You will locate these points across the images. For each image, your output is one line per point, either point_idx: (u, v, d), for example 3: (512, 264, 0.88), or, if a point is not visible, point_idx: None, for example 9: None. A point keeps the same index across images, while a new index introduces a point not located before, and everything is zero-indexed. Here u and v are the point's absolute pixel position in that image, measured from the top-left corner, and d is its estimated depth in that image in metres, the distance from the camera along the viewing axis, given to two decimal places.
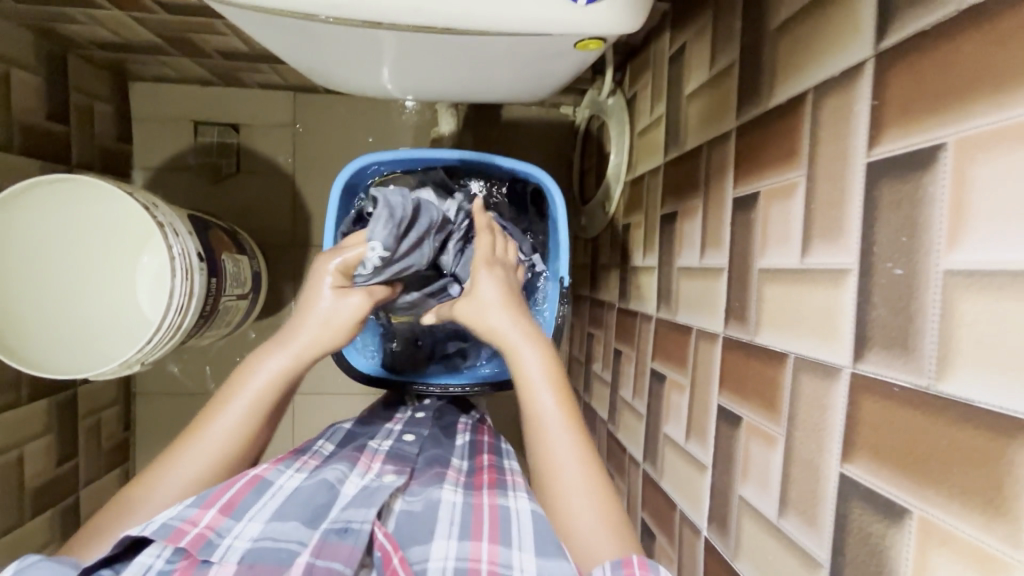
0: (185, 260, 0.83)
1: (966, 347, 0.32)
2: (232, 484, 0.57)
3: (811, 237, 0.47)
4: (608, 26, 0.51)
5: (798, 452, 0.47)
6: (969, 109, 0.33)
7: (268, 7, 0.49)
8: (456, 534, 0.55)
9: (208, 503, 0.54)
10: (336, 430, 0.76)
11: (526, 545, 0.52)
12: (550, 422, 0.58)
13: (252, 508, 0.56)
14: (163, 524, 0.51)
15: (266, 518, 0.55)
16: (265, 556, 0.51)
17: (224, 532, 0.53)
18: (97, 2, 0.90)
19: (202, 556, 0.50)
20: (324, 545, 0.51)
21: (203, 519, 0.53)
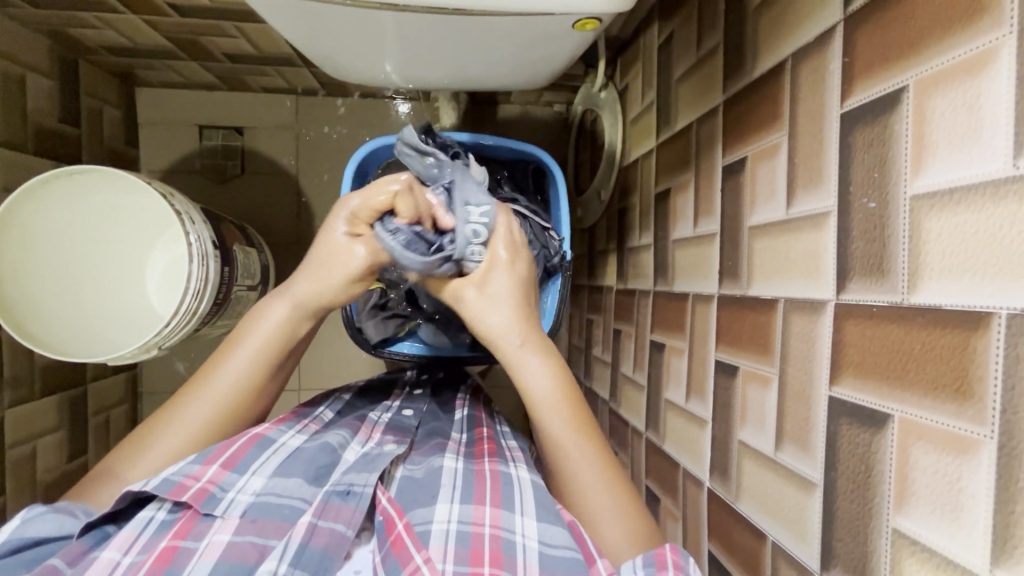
0: (201, 246, 0.86)
1: (933, 259, 0.37)
2: (233, 442, 0.60)
3: (795, 188, 0.52)
4: (604, 6, 0.55)
5: (792, 387, 0.51)
6: (925, 54, 0.38)
7: None
8: (457, 498, 0.58)
9: (210, 459, 0.57)
10: (336, 399, 0.79)
11: (528, 510, 0.56)
12: (565, 435, 0.60)
13: (255, 463, 0.59)
14: (165, 479, 0.54)
15: (269, 473, 0.58)
16: (269, 509, 0.55)
17: (226, 487, 0.56)
18: (112, 7, 0.95)
19: (204, 509, 0.54)
20: (327, 506, 0.55)
21: (206, 474, 0.56)
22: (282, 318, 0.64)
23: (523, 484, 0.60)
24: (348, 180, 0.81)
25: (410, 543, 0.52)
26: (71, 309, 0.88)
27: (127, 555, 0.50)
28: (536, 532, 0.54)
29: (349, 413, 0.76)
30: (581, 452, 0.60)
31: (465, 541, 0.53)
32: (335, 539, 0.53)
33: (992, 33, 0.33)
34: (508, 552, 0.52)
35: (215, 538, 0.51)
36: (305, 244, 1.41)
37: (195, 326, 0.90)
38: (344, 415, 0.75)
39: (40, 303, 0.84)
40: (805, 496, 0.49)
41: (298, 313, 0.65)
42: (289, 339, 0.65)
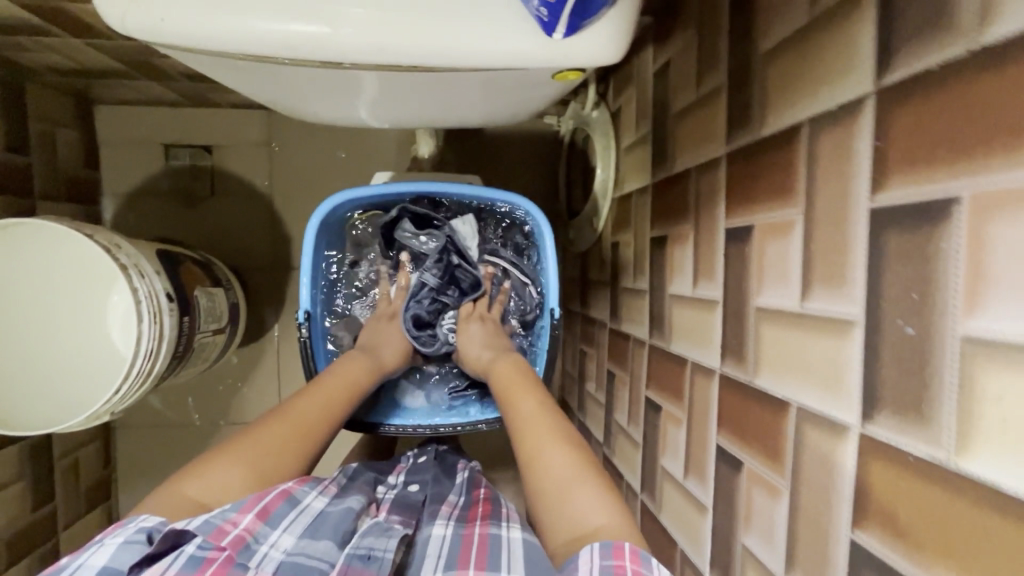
0: (152, 302, 0.78)
1: (991, 425, 0.30)
2: (265, 493, 0.56)
3: (811, 280, 0.44)
4: (588, 62, 0.47)
5: (805, 510, 0.45)
6: (986, 163, 0.30)
7: (225, 51, 0.45)
8: (441, 565, 0.54)
9: (246, 507, 0.54)
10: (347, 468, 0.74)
11: (515, 569, 0.51)
12: (548, 438, 0.58)
13: (286, 518, 0.56)
14: (206, 520, 0.51)
15: (299, 532, 0.55)
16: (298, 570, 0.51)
17: (260, 539, 0.53)
18: (49, 31, 0.85)
19: (240, 557, 0.50)
20: (348, 569, 0.50)
21: (243, 521, 0.53)
22: (347, 374, 0.70)
23: (514, 545, 0.56)
24: (311, 236, 0.73)
25: None
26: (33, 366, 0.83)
27: None
28: None
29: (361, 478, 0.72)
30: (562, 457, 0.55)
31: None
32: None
33: None
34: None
35: None
36: (281, 270, 1.33)
37: (153, 384, 0.84)
38: (355, 479, 0.71)
39: None
40: None
41: (352, 374, 0.71)
42: (353, 388, 0.70)
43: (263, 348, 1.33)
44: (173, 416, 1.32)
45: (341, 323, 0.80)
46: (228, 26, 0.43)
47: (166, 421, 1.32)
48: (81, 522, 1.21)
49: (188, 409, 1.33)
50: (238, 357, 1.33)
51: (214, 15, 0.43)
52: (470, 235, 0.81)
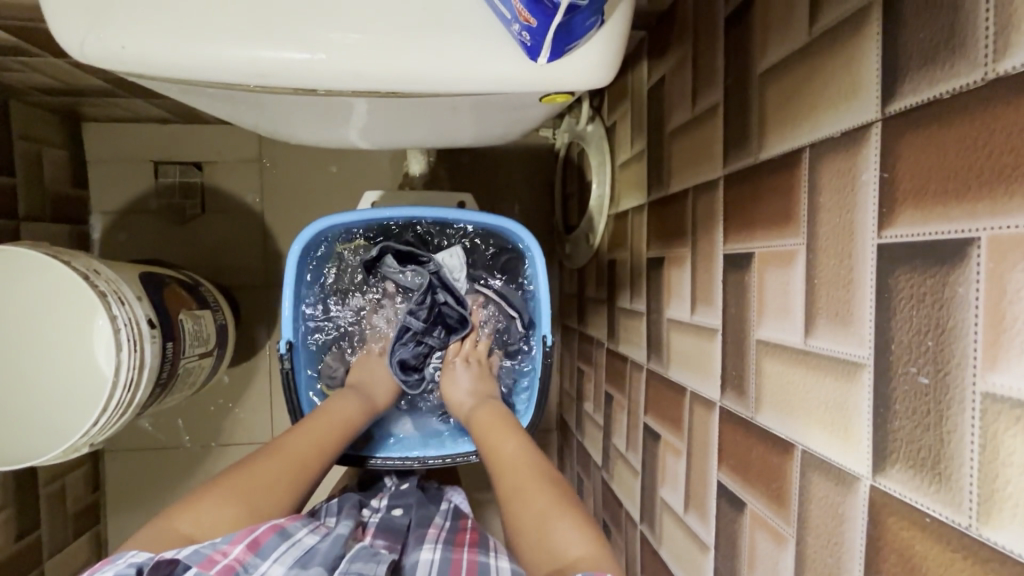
0: (132, 330, 0.76)
1: (1016, 492, 0.27)
2: (255, 525, 0.53)
3: (815, 316, 0.41)
4: (576, 85, 0.44)
5: (813, 562, 0.42)
6: (1006, 204, 0.27)
7: (193, 80, 0.43)
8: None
9: (236, 539, 0.51)
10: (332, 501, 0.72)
11: None
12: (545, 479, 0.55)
13: (277, 551, 0.52)
14: (195, 550, 0.49)
15: (289, 563, 0.52)
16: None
17: (249, 569, 0.50)
18: (30, 51, 0.83)
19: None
20: None
21: (232, 552, 0.50)
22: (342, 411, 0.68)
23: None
24: (293, 266, 0.70)
25: None
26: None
27: None
28: None
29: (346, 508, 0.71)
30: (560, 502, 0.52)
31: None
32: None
33: None
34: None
35: None
36: (273, 288, 1.30)
37: (135, 413, 0.81)
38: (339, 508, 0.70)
39: None
40: None
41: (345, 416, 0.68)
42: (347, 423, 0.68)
43: (255, 368, 1.31)
44: (163, 438, 1.29)
45: (333, 354, 0.79)
46: (195, 53, 0.41)
47: (156, 443, 1.29)
48: (68, 549, 1.18)
49: (179, 431, 1.30)
50: (229, 377, 1.30)
51: (179, 42, 0.41)
52: (456, 266, 0.77)
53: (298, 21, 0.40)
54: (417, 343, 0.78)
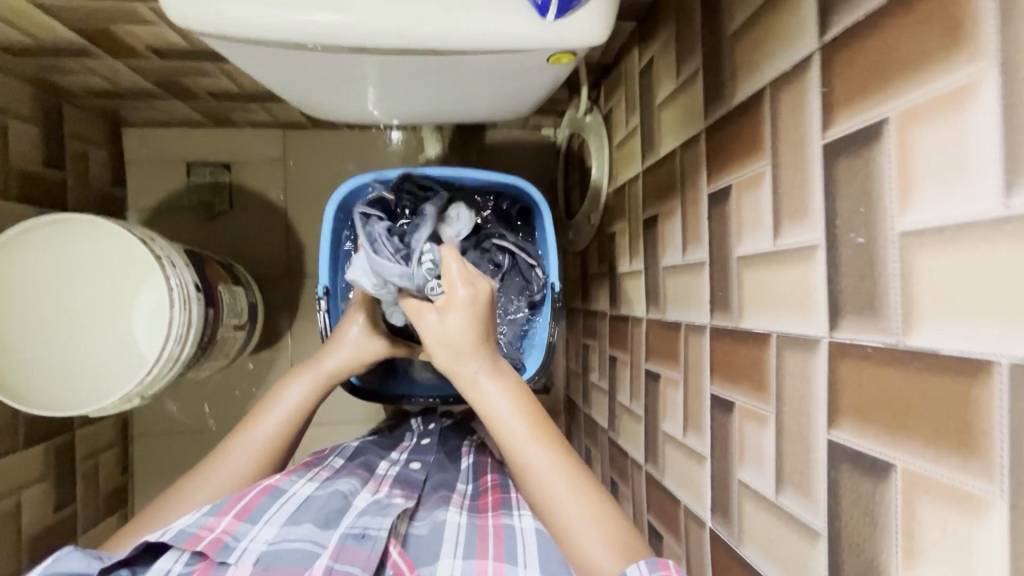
0: (182, 290, 0.84)
1: (928, 301, 0.35)
2: (245, 492, 0.57)
3: (781, 220, 0.50)
4: (577, 41, 0.54)
5: (789, 427, 0.49)
6: (905, 86, 0.36)
7: (260, 39, 0.52)
8: (461, 552, 0.53)
9: (224, 510, 0.54)
10: (345, 447, 0.74)
11: (531, 563, 0.51)
12: (519, 435, 0.55)
13: (269, 511, 0.55)
14: (181, 530, 0.52)
15: (281, 521, 0.54)
16: (281, 556, 0.50)
17: (240, 535, 0.53)
18: (92, 52, 0.94)
19: (218, 560, 0.50)
20: (342, 549, 0.50)
21: (220, 524, 0.53)
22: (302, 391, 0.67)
23: (529, 532, 0.56)
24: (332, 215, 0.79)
25: None
26: (40, 350, 0.85)
27: None
28: None
29: (360, 457, 0.71)
30: (540, 454, 0.54)
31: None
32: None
33: (972, 65, 0.31)
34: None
35: None
36: (295, 278, 1.39)
37: (179, 371, 0.89)
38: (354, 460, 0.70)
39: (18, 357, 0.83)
40: (808, 545, 0.46)
41: (322, 383, 0.68)
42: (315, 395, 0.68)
43: (278, 354, 1.38)
44: (190, 423, 1.36)
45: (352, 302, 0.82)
46: (267, 15, 0.50)
47: (182, 427, 1.36)
48: (99, 527, 1.24)
49: (205, 415, 1.36)
50: (253, 362, 1.37)
51: (255, 8, 0.50)
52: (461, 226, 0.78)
53: None
54: (387, 246, 0.64)
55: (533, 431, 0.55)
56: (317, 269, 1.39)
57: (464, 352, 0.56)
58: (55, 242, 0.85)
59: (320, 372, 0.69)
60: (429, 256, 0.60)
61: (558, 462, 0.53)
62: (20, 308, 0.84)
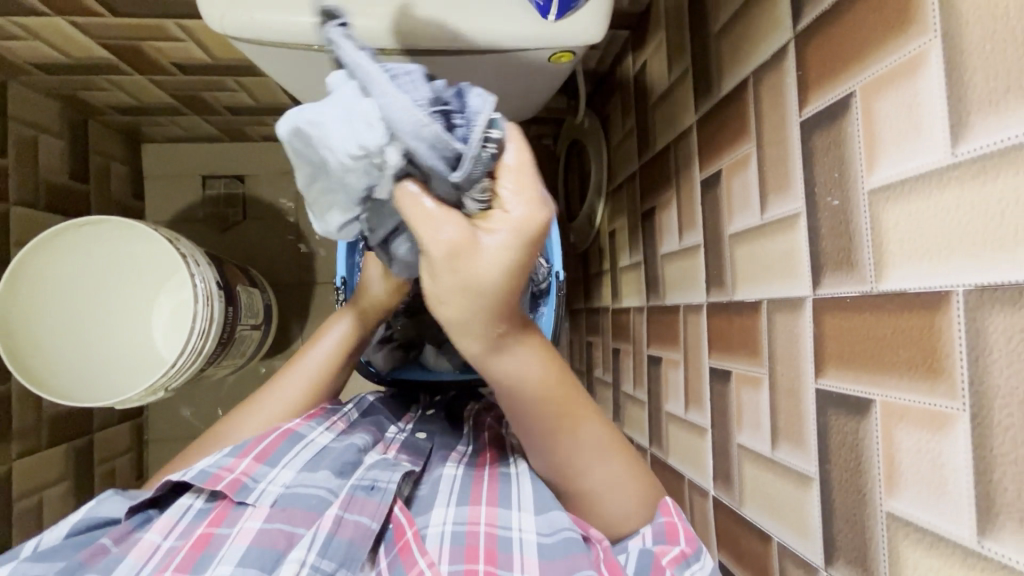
0: (206, 287, 0.89)
1: (894, 247, 0.39)
2: (265, 436, 0.59)
3: (767, 195, 0.54)
4: (576, 39, 0.59)
5: (782, 385, 0.52)
6: (867, 62, 0.41)
7: (287, 42, 0.57)
8: (453, 501, 0.55)
9: (244, 453, 0.56)
10: (362, 400, 0.75)
11: (525, 506, 0.54)
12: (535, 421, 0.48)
13: (286, 456, 0.57)
14: (201, 469, 0.54)
15: (298, 467, 0.56)
16: (298, 499, 0.52)
17: (259, 478, 0.54)
18: (121, 68, 1.01)
19: (237, 499, 0.52)
20: (352, 499, 0.53)
21: (238, 466, 0.55)
22: (337, 343, 0.68)
23: (524, 483, 0.57)
24: None
25: (415, 547, 0.49)
26: (66, 340, 0.88)
27: (167, 539, 0.50)
28: (534, 526, 0.52)
29: (372, 414, 0.73)
30: (562, 436, 0.49)
31: (460, 540, 0.50)
32: (361, 533, 0.50)
33: (921, 38, 0.36)
34: (502, 550, 0.49)
35: (245, 525, 0.49)
36: (305, 284, 1.43)
37: (200, 366, 0.93)
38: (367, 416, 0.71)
39: (44, 344, 0.86)
40: (803, 492, 0.49)
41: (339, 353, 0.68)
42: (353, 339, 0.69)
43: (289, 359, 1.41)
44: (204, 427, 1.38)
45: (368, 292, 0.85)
46: (297, 20, 0.56)
47: (196, 432, 1.38)
48: None
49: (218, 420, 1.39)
50: (266, 367, 1.41)
51: (286, 14, 0.56)
52: None
53: None
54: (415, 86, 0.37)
55: (565, 417, 0.49)
56: (327, 276, 1.44)
57: (482, 299, 0.38)
58: (97, 241, 0.88)
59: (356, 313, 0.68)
60: (489, 135, 0.38)
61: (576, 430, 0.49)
62: (54, 298, 0.87)
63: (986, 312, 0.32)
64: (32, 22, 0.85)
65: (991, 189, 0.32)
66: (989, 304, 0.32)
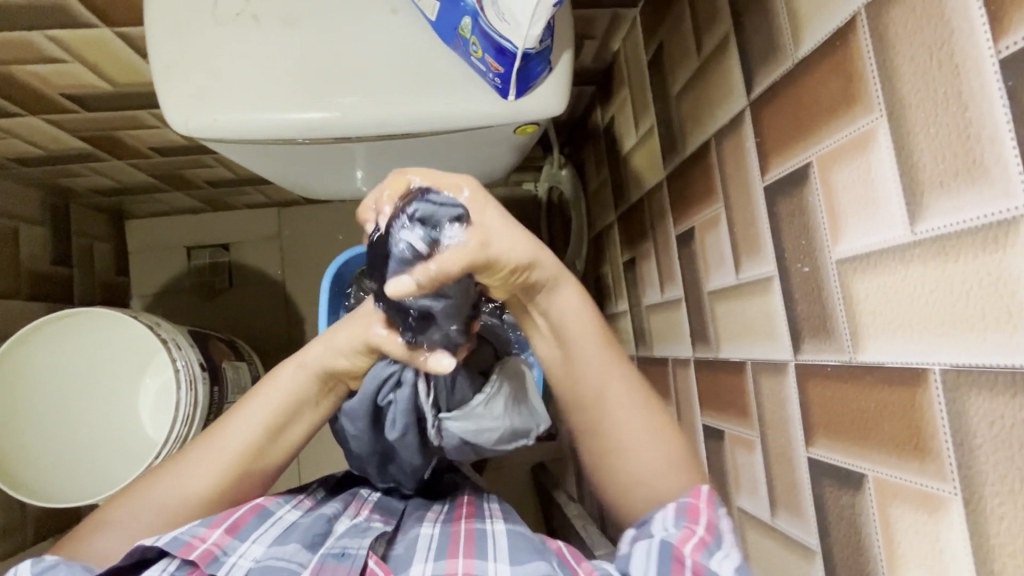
0: (188, 371, 0.87)
1: (868, 320, 0.38)
2: (237, 508, 0.56)
3: (740, 256, 0.54)
4: (538, 112, 0.60)
5: (774, 450, 0.51)
6: (819, 134, 0.41)
7: (250, 139, 0.58)
8: (431, 556, 0.53)
9: (214, 523, 0.53)
10: (331, 477, 0.71)
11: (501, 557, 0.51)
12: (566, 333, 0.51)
13: (258, 530, 0.54)
14: (174, 537, 0.51)
15: (269, 540, 0.53)
16: (270, 572, 0.50)
17: (230, 550, 0.52)
18: (99, 155, 1.02)
19: (208, 572, 0.49)
20: (322, 566, 0.51)
21: (211, 536, 0.52)
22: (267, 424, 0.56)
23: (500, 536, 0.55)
24: (327, 291, 0.82)
25: None
26: (50, 436, 0.87)
27: None
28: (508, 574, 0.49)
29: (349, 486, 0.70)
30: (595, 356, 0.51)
31: None
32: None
33: (868, 115, 0.36)
34: None
35: None
36: (295, 348, 1.39)
37: None
38: (337, 492, 0.68)
39: (26, 443, 0.85)
40: (807, 564, 0.47)
41: (271, 429, 0.57)
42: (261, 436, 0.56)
43: None
44: None
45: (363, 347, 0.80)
46: (260, 118, 0.56)
47: None
48: None
49: None
50: None
51: (249, 113, 0.56)
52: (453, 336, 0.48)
53: (334, 90, 0.57)
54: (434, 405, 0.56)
55: (601, 343, 0.51)
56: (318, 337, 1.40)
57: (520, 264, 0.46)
58: (75, 334, 0.87)
59: (283, 398, 0.56)
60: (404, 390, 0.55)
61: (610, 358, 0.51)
62: (33, 395, 0.86)
63: (966, 395, 0.31)
64: (8, 122, 0.86)
65: (955, 271, 0.31)
66: (967, 386, 0.31)
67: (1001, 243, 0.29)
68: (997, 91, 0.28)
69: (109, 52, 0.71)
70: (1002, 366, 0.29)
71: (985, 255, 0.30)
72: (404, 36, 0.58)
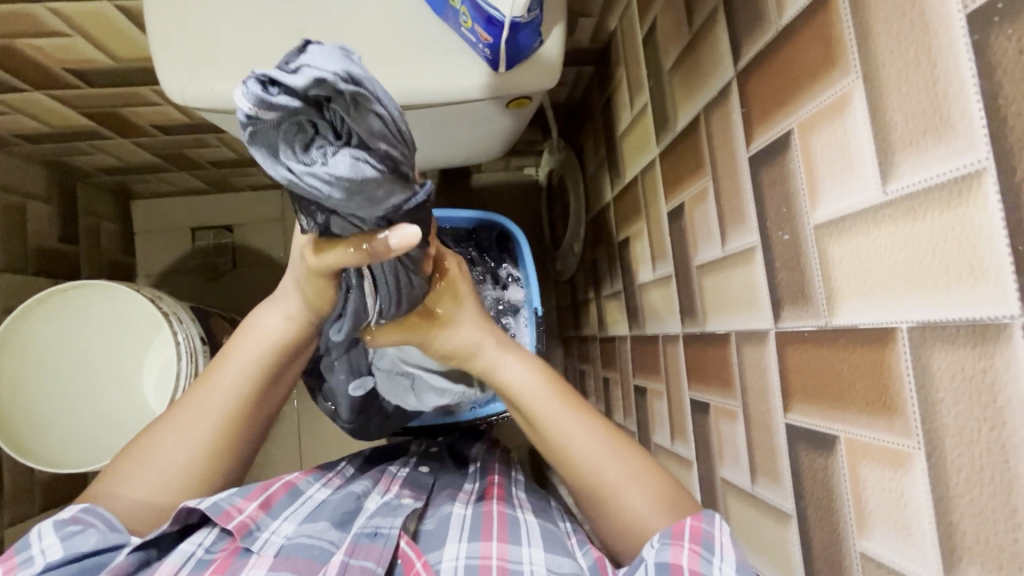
0: (189, 344, 0.89)
1: (843, 283, 0.39)
2: (268, 485, 0.59)
3: (726, 228, 0.55)
4: (528, 85, 0.60)
5: (755, 417, 0.51)
6: (800, 101, 0.41)
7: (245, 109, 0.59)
8: (465, 537, 0.55)
9: (251, 496, 0.57)
10: (358, 455, 0.75)
11: (535, 543, 0.53)
12: (549, 409, 0.56)
13: (287, 509, 0.58)
14: (214, 503, 0.54)
15: (299, 520, 0.57)
16: (300, 549, 0.52)
17: (263, 526, 0.55)
18: (103, 132, 1.03)
19: (243, 545, 0.52)
20: (357, 547, 0.52)
21: (247, 508, 0.55)
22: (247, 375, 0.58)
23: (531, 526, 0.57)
24: None
25: None
26: (59, 408, 0.90)
27: None
28: (543, 560, 0.51)
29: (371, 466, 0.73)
30: (572, 422, 0.56)
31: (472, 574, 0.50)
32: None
33: (844, 78, 0.37)
34: None
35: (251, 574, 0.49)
36: None
37: None
38: (366, 468, 0.71)
39: (38, 415, 0.88)
40: (783, 529, 0.48)
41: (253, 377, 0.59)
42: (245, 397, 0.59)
43: None
44: None
45: None
46: None
47: None
48: None
49: None
50: None
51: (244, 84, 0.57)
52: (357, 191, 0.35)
53: None
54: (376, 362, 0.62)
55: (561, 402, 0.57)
56: None
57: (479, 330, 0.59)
58: (80, 307, 0.90)
59: (267, 342, 0.59)
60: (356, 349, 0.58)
61: (608, 445, 0.55)
62: (42, 367, 0.89)
63: (930, 350, 0.32)
64: (12, 97, 0.88)
65: (923, 229, 0.32)
66: (932, 341, 0.32)
67: (964, 197, 0.29)
68: (963, 47, 0.29)
69: (110, 27, 0.73)
70: (963, 319, 0.30)
71: (950, 209, 0.30)
72: (396, 7, 0.58)
